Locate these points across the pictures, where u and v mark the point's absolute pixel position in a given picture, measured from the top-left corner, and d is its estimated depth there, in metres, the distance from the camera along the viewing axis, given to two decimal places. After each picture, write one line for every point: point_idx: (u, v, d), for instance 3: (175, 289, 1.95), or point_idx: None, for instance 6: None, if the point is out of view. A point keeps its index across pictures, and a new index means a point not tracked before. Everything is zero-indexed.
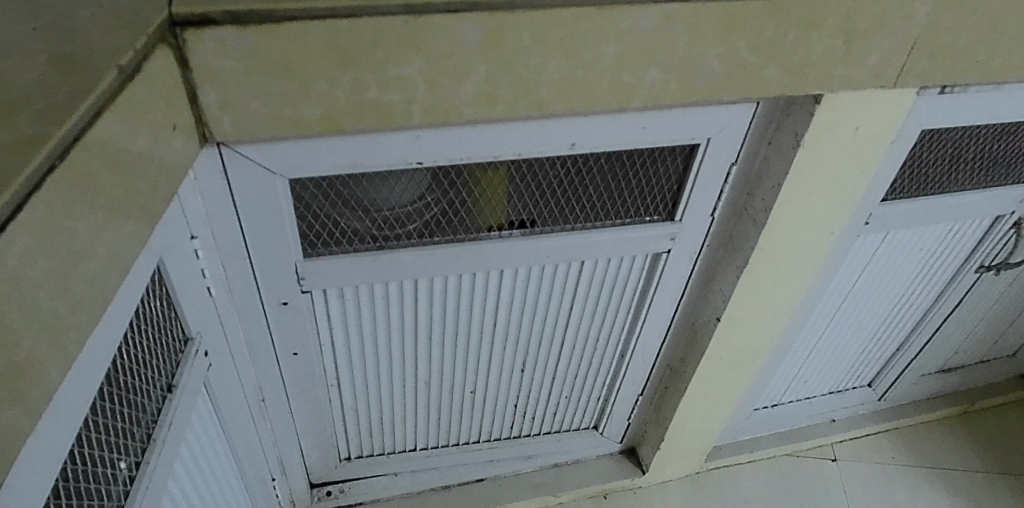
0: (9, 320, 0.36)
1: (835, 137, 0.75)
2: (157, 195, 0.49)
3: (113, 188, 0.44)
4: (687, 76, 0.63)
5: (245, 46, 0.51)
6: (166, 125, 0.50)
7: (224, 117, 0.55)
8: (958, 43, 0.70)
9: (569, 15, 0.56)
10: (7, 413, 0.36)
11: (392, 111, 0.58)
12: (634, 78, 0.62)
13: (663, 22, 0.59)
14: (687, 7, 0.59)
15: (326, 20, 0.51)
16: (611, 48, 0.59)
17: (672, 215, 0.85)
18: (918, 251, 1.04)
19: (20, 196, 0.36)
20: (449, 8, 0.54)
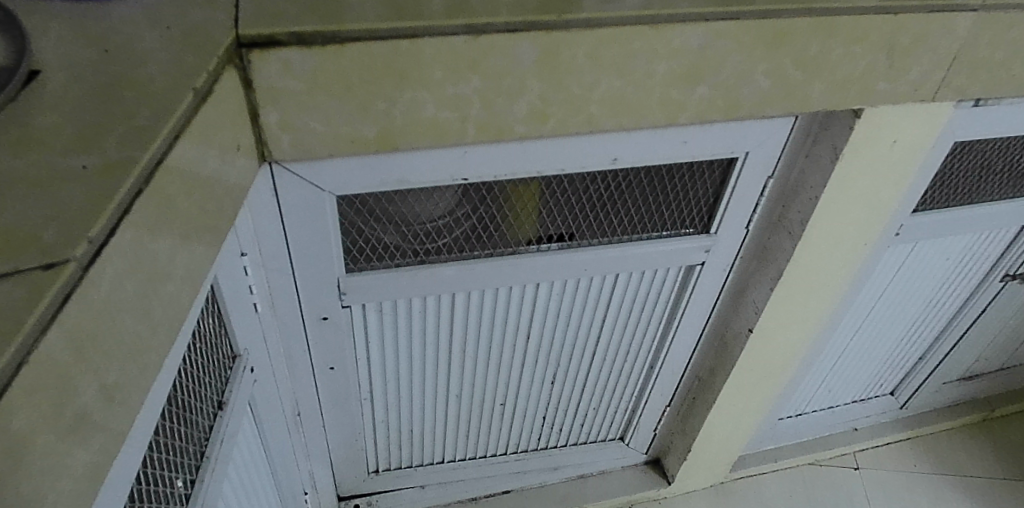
0: (105, 341, 0.36)
1: (872, 150, 0.76)
2: (223, 215, 0.49)
3: (188, 208, 0.44)
4: (733, 92, 0.64)
5: (308, 66, 0.52)
6: (231, 146, 0.50)
7: (282, 137, 0.55)
8: (996, 57, 0.71)
9: (622, 34, 0.57)
10: (103, 436, 0.36)
11: (447, 129, 0.58)
12: (683, 94, 0.62)
13: (712, 40, 0.60)
14: (736, 25, 0.59)
15: (388, 41, 0.52)
16: (661, 65, 0.60)
17: (707, 228, 0.86)
18: (945, 261, 1.05)
19: (114, 219, 0.36)
20: (507, 28, 0.54)
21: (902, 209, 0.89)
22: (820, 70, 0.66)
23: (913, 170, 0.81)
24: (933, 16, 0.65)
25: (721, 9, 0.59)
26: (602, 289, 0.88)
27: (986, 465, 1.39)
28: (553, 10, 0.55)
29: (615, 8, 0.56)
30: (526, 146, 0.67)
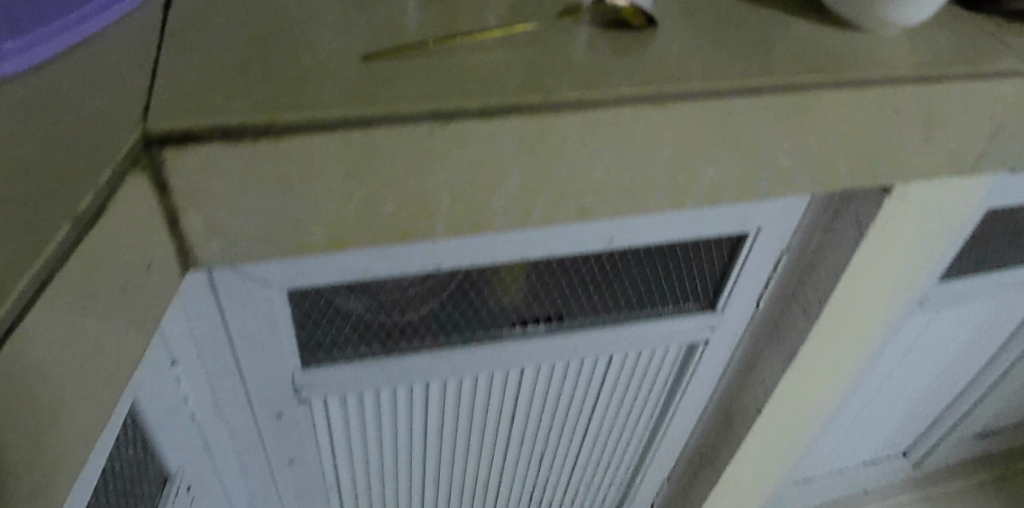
0: None
1: (901, 226, 0.67)
2: (129, 354, 0.40)
3: (75, 364, 0.34)
4: (750, 173, 0.55)
5: (235, 164, 0.42)
6: (142, 266, 0.40)
7: (211, 242, 0.45)
8: None
9: (620, 115, 0.47)
10: None
11: (411, 225, 0.49)
12: (691, 178, 0.53)
13: (727, 118, 0.50)
14: (755, 101, 0.50)
15: (335, 131, 0.42)
16: (666, 148, 0.50)
17: (713, 305, 0.76)
18: (969, 326, 0.96)
19: None
20: (482, 112, 0.45)
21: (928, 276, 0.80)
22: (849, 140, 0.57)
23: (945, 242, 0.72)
24: (980, 83, 0.56)
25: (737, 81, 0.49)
26: (597, 370, 0.78)
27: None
28: (536, 88, 0.46)
29: (613, 84, 0.47)
30: (509, 231, 0.57)
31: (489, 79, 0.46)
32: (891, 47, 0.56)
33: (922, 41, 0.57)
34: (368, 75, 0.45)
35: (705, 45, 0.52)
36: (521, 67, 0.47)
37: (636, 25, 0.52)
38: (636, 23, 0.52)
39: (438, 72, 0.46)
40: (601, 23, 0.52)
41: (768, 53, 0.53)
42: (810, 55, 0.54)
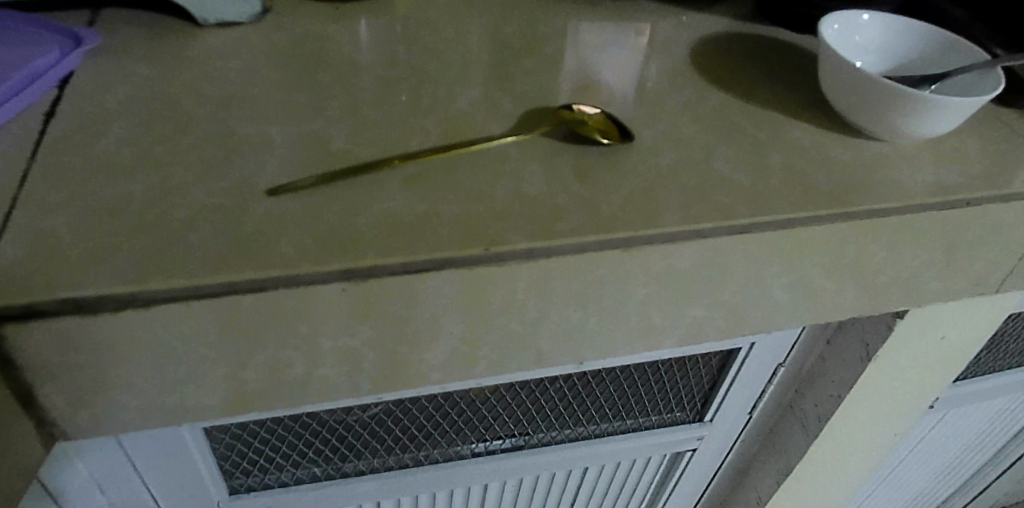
0: None
1: (914, 348, 0.59)
2: None
3: None
4: (738, 310, 0.47)
5: (97, 337, 0.34)
6: None
7: (78, 413, 0.37)
8: None
9: (581, 263, 0.39)
10: None
11: (329, 385, 0.41)
12: (668, 319, 0.45)
13: (712, 258, 0.42)
14: (747, 238, 0.42)
15: (220, 299, 0.35)
16: (638, 292, 0.42)
17: (701, 415, 0.68)
18: (982, 422, 0.87)
19: None
20: (407, 268, 0.36)
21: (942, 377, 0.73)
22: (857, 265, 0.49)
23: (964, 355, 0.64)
24: (1014, 206, 0.48)
25: (727, 218, 0.41)
26: (570, 482, 0.71)
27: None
28: (477, 234, 0.38)
29: (574, 227, 0.39)
30: None
31: (420, 221, 0.38)
32: (910, 162, 0.48)
33: (947, 155, 0.49)
34: (272, 219, 0.37)
35: (690, 167, 0.44)
36: (462, 206, 0.39)
37: (603, 141, 0.44)
38: (601, 137, 0.44)
39: (358, 213, 0.38)
40: (566, 136, 0.44)
41: (767, 176, 0.44)
42: (816, 177, 0.45)
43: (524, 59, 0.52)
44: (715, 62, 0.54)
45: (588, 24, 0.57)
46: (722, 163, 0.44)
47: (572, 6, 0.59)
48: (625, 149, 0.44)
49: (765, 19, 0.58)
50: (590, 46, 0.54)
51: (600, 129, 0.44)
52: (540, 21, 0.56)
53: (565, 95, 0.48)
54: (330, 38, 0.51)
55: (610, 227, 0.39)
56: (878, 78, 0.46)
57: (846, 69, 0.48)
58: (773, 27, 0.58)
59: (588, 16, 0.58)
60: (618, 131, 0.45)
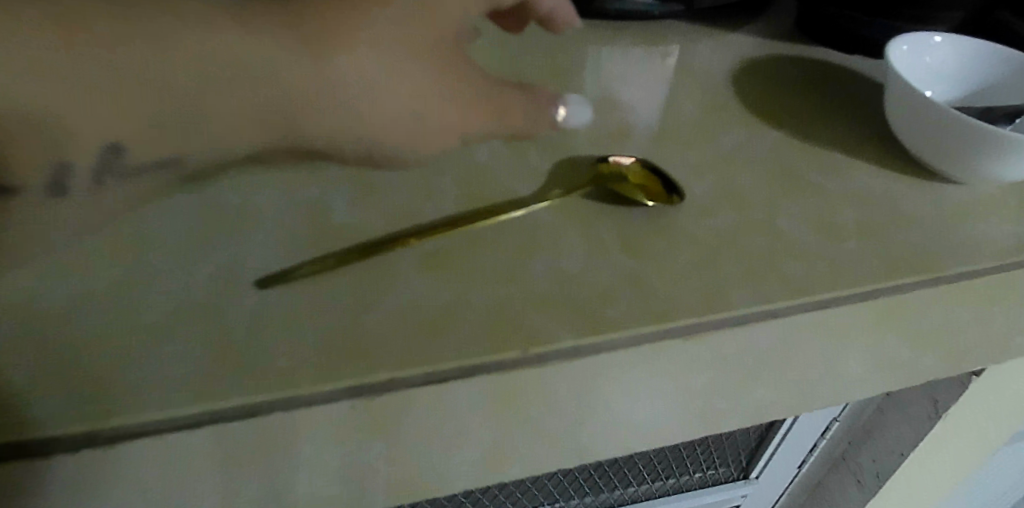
0: None
1: (989, 404, 0.53)
2: None
3: None
4: (807, 387, 0.40)
5: (46, 484, 0.27)
6: None
7: None
8: None
9: (636, 356, 0.32)
10: None
11: None
12: (729, 404, 0.38)
13: (784, 338, 0.36)
14: (825, 314, 0.35)
15: (202, 428, 0.28)
16: (695, 378, 0.36)
17: (745, 471, 0.62)
18: None
19: None
20: (430, 377, 0.30)
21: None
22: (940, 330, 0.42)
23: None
24: None
25: (803, 295, 0.35)
26: None
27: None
28: (511, 327, 0.31)
29: (627, 316, 0.32)
30: None
31: (444, 319, 0.31)
32: (998, 210, 0.42)
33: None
34: (264, 323, 0.30)
35: (752, 230, 0.37)
36: (491, 293, 0.32)
37: (648, 203, 0.37)
38: (645, 199, 0.37)
39: (366, 307, 0.31)
40: (606, 196, 0.38)
41: (841, 236, 0.38)
42: (897, 234, 0.39)
43: None
44: (763, 92, 0.48)
45: (614, 54, 0.51)
46: (787, 222, 0.38)
47: (594, 33, 0.52)
48: (674, 210, 0.38)
49: (805, 34, 0.54)
50: (620, 80, 0.48)
51: (644, 189, 0.38)
52: (560, 51, 0.50)
53: (598, 142, 0.42)
54: None
55: (668, 312, 0.33)
56: (960, 116, 0.39)
57: (919, 103, 0.41)
58: (820, 47, 0.53)
59: (613, 43, 0.52)
60: (665, 189, 0.38)
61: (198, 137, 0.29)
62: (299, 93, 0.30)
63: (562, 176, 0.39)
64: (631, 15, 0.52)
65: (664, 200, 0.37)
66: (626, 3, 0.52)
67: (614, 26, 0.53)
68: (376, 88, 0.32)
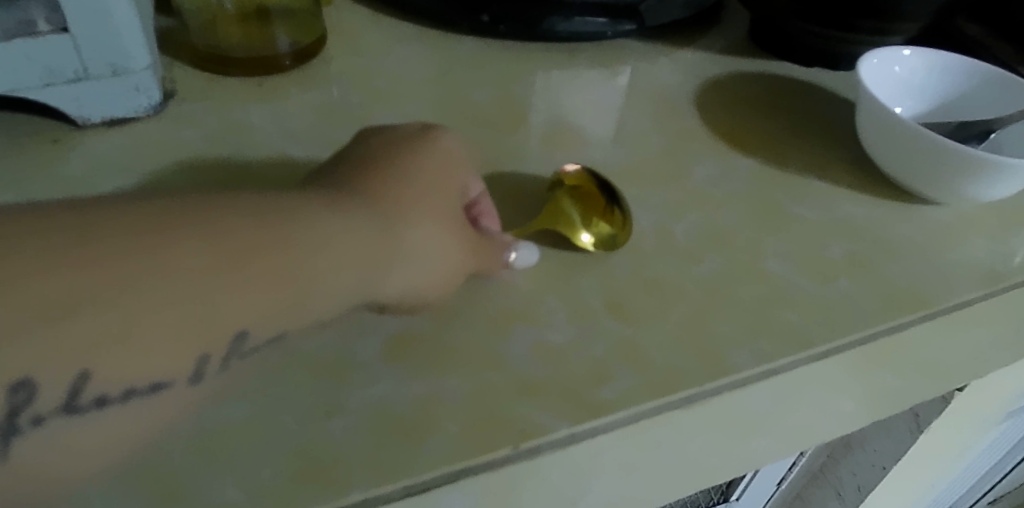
0: None
1: (965, 413, 0.52)
2: None
3: None
4: (809, 433, 0.37)
5: None
6: None
7: None
8: None
9: (631, 433, 0.30)
10: None
11: None
12: (730, 461, 0.35)
13: (783, 393, 0.33)
14: (822, 362, 0.33)
15: None
16: (697, 442, 0.33)
17: (726, 496, 0.63)
18: (1005, 463, 0.81)
19: None
20: (408, 488, 0.26)
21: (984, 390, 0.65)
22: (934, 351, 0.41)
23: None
24: None
25: (804, 348, 0.32)
26: None
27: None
28: (496, 423, 0.28)
29: (622, 393, 0.29)
30: None
31: (424, 417, 0.28)
32: (983, 228, 0.40)
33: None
34: (223, 439, 0.27)
35: (740, 277, 0.35)
36: (473, 380, 0.29)
37: (584, 241, 0.35)
38: (582, 235, 0.35)
39: (330, 412, 0.28)
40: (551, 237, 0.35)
41: (832, 275, 0.36)
42: (887, 267, 0.37)
43: (504, 138, 0.42)
44: (727, 116, 0.46)
45: (571, 78, 0.48)
46: (775, 264, 0.36)
47: (546, 56, 0.49)
48: (654, 261, 0.35)
49: (762, 48, 0.52)
50: (580, 107, 0.45)
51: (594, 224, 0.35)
52: (512, 79, 0.47)
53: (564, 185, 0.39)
54: (261, 130, 0.41)
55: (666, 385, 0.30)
56: (948, 143, 0.37)
57: (896, 127, 0.39)
58: (776, 59, 0.51)
59: (566, 65, 0.49)
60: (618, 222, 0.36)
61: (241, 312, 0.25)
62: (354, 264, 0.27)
63: (535, 226, 0.36)
64: (584, 35, 0.49)
65: (615, 239, 0.35)
66: (576, 23, 0.48)
67: (565, 48, 0.50)
68: (419, 255, 0.29)
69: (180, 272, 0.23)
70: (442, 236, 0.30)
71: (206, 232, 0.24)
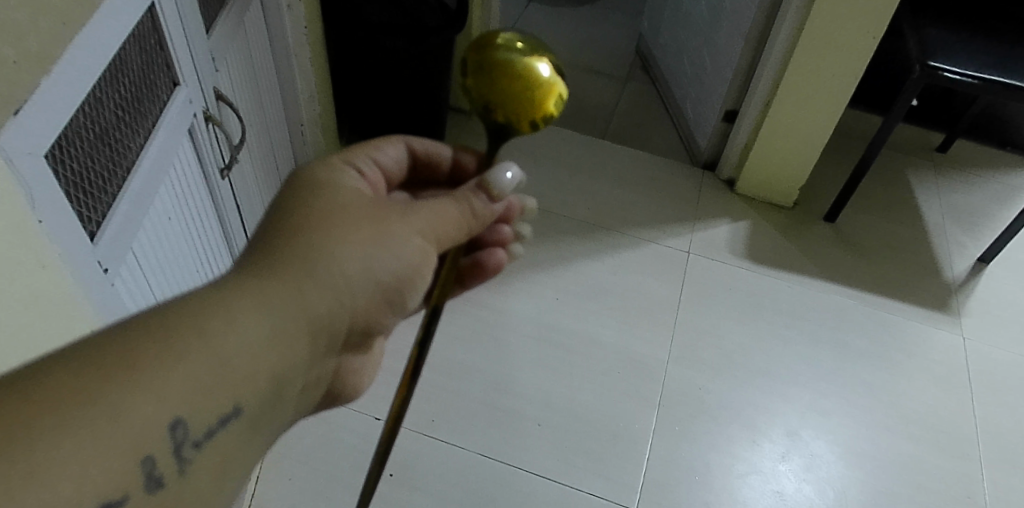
0: (219, 484, 0.64)
1: None
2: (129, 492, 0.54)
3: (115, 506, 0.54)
4: (232, 347, 0.60)
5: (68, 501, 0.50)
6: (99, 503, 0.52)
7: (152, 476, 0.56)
8: (430, 185, 0.90)
9: (232, 393, 0.61)
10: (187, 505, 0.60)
11: (194, 444, 0.59)
12: (243, 366, 0.61)
13: (246, 324, 0.61)
14: (219, 299, 0.61)
15: (94, 476, 0.52)
16: (173, 395, 0.56)
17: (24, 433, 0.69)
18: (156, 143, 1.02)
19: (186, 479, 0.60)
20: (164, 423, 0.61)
21: (97, 288, 0.88)
22: (14, 138, 0.71)
23: (74, 242, 0.82)
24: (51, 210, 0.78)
25: None
26: None
27: (669, 375, 1.57)
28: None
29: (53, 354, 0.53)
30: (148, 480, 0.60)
31: (291, 413, 0.70)
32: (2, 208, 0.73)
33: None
34: (230, 449, 0.63)
35: None
36: (125, 410, 0.54)
37: (537, 59, 0.74)
38: (530, 58, 0.74)
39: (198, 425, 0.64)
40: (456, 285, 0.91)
41: None
42: None
43: None
44: None
45: None
46: None
47: None
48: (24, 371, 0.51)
49: None
50: None
51: (541, 66, 0.74)
52: None
53: None
54: None
55: (210, 382, 0.59)
56: None
57: None
58: None
59: None
60: (517, 46, 0.74)
61: (106, 399, 0.53)
62: (190, 365, 0.57)
63: (499, 245, 0.92)
64: None
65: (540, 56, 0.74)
66: None
67: None
68: (238, 329, 0.61)
69: (76, 419, 0.51)
70: (255, 319, 0.62)
71: (90, 385, 0.52)
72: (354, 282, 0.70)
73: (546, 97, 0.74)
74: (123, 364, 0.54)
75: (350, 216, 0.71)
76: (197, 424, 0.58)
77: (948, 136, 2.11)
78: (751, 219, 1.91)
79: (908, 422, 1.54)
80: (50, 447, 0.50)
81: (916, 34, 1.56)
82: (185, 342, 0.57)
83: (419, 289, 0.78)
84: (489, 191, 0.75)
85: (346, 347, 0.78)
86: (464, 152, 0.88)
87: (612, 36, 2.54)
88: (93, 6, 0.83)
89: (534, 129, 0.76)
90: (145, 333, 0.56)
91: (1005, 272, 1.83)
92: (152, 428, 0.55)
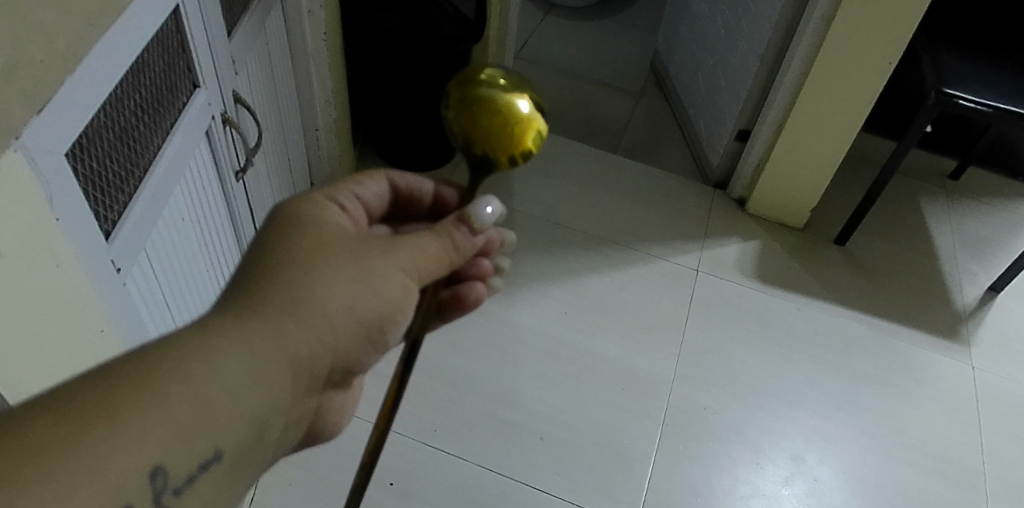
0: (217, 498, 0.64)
1: None
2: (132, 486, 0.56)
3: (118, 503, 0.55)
4: (209, 384, 0.61)
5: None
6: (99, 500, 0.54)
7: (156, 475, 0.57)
8: (414, 214, 0.91)
9: (213, 431, 0.61)
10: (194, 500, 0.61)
11: (186, 472, 0.59)
12: (224, 402, 0.62)
13: (223, 364, 0.62)
14: (195, 341, 0.62)
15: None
16: (151, 433, 0.57)
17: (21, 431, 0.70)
18: (173, 145, 1.03)
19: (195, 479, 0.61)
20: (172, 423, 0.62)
21: (110, 288, 0.89)
22: (36, 136, 0.72)
23: (89, 245, 0.83)
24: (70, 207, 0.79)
25: None
26: None
27: (673, 394, 1.56)
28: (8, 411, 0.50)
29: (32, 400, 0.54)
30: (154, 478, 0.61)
31: (269, 456, 0.70)
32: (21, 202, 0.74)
33: (20, 73, 0.68)
34: (209, 494, 0.63)
35: None
36: (103, 450, 0.54)
37: (518, 99, 0.74)
38: (506, 96, 0.74)
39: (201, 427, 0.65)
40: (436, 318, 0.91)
41: None
42: None
43: None
44: None
45: None
46: None
47: None
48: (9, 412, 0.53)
49: None
50: None
51: (520, 103, 0.74)
52: None
53: None
54: None
55: (189, 421, 0.59)
56: None
57: None
58: None
59: None
60: (496, 84, 0.75)
61: (83, 439, 0.53)
62: (167, 405, 0.58)
63: (479, 279, 0.92)
64: None
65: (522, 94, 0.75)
66: None
67: None
68: (213, 369, 0.61)
69: (52, 462, 0.52)
70: (233, 358, 0.63)
71: (65, 428, 0.53)
72: (336, 319, 0.70)
73: (523, 134, 0.74)
74: (98, 407, 0.55)
75: (333, 250, 0.71)
76: (177, 470, 0.59)
77: (962, 162, 2.09)
78: (761, 239, 1.90)
79: (913, 451, 1.53)
80: (30, 488, 0.50)
81: (934, 59, 1.55)
82: (158, 383, 0.58)
83: (400, 327, 0.78)
84: (469, 224, 0.76)
85: (327, 386, 0.78)
86: (445, 185, 0.90)
87: (628, 52, 2.54)
88: (118, 10, 0.84)
89: (513, 165, 0.76)
90: (118, 377, 0.57)
91: (1015, 303, 1.82)
92: (130, 478, 0.55)
